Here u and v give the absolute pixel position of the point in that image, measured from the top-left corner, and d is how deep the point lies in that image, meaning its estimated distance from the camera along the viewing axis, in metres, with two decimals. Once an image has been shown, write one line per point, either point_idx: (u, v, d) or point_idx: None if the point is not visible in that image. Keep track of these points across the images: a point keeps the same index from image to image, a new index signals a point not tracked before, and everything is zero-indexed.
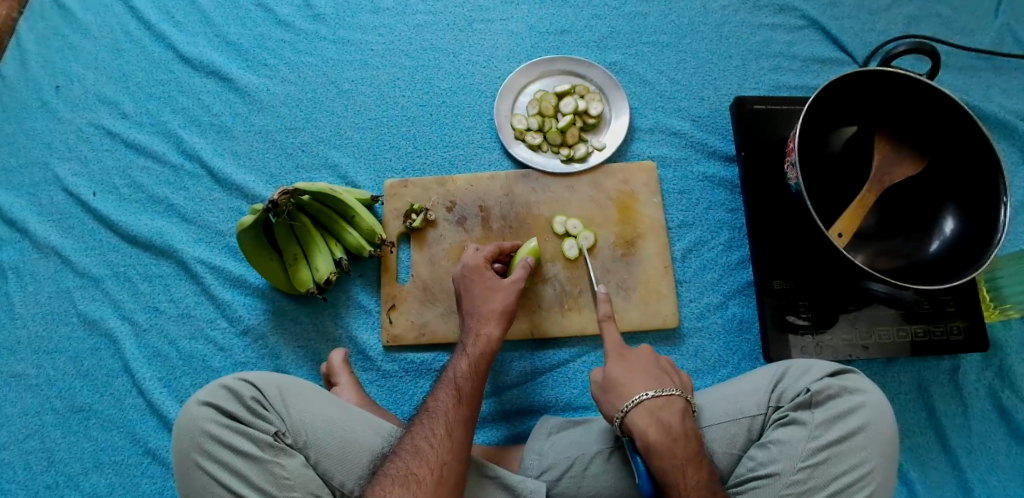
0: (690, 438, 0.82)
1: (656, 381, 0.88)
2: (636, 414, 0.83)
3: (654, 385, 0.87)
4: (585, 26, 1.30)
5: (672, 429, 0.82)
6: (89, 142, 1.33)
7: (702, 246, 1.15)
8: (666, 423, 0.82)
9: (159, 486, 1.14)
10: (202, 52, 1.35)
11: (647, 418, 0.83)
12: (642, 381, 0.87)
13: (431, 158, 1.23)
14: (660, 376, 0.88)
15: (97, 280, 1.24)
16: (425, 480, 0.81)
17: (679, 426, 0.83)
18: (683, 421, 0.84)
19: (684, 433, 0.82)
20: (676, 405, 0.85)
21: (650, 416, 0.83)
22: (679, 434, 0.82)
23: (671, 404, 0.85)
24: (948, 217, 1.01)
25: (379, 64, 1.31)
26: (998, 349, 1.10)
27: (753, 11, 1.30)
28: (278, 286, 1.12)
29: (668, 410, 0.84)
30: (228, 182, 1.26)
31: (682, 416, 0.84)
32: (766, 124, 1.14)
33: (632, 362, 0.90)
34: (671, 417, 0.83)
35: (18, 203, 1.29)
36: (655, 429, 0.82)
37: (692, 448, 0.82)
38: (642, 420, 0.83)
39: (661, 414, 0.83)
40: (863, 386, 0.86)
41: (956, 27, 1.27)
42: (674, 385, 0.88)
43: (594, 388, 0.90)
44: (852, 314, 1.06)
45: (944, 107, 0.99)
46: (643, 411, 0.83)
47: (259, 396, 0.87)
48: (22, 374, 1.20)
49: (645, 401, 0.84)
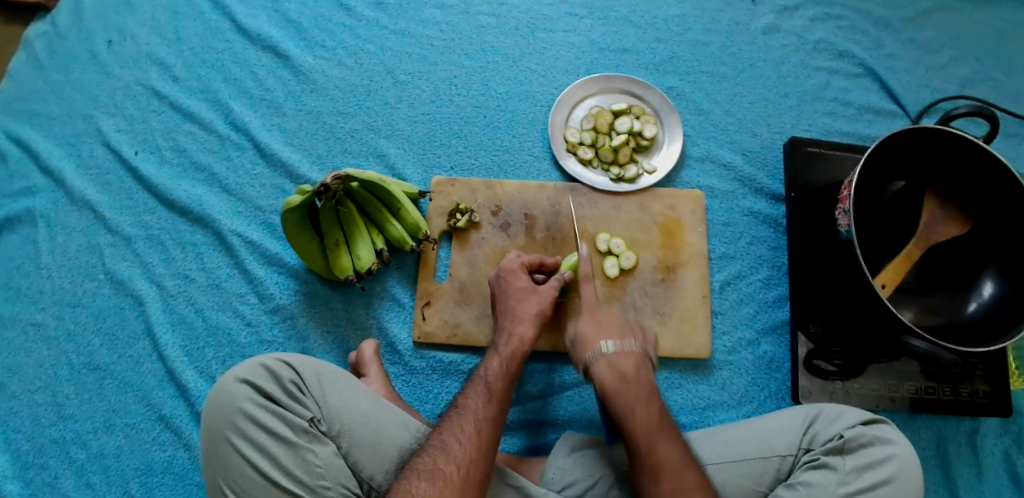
0: (642, 384, 0.90)
1: (621, 333, 0.94)
2: (596, 362, 0.91)
3: (617, 336, 0.94)
4: (646, 48, 1.32)
5: (627, 376, 0.90)
6: (136, 100, 1.32)
7: (740, 280, 1.16)
8: (621, 370, 0.90)
9: (170, 454, 1.10)
10: (261, 26, 1.35)
11: (606, 366, 0.91)
12: (607, 331, 0.94)
13: (480, 160, 1.24)
14: (626, 328, 0.95)
15: (129, 239, 1.22)
16: (451, 477, 0.79)
17: (633, 371, 0.90)
18: (640, 369, 0.91)
19: (637, 378, 0.90)
20: (633, 355, 0.92)
21: (608, 365, 0.91)
22: (632, 380, 0.90)
23: (628, 354, 0.92)
24: (987, 281, 1.02)
25: (437, 59, 1.32)
26: (1019, 415, 1.10)
27: (812, 53, 1.31)
28: (315, 269, 1.12)
29: (624, 360, 0.91)
30: (274, 157, 1.25)
31: (638, 366, 0.91)
32: (818, 168, 1.16)
33: (602, 316, 0.96)
34: (626, 365, 0.91)
35: (58, 152, 1.28)
36: (613, 376, 0.90)
37: (644, 390, 0.89)
38: (601, 367, 0.91)
39: (619, 362, 0.91)
40: (895, 438, 0.86)
41: (1009, 92, 1.29)
42: (638, 338, 0.95)
43: (568, 342, 0.98)
44: (884, 366, 1.07)
45: (993, 170, 0.99)
46: (602, 360, 0.91)
47: (297, 379, 0.87)
48: (42, 324, 1.18)
49: (606, 352, 0.91)
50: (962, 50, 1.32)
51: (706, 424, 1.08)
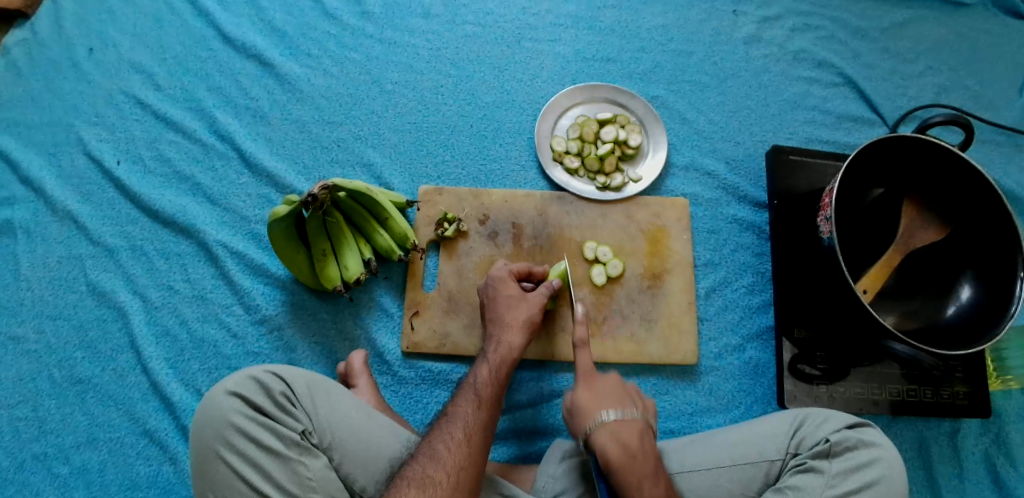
0: (648, 459, 0.84)
1: (620, 403, 0.90)
2: (597, 433, 0.86)
3: (617, 405, 0.89)
4: (631, 57, 1.34)
5: (632, 449, 0.84)
6: (118, 109, 1.31)
7: (725, 286, 1.17)
8: (625, 442, 0.84)
9: (154, 469, 1.08)
10: (245, 34, 1.35)
11: (610, 438, 0.85)
12: (606, 403, 0.90)
13: (467, 169, 1.24)
14: (625, 399, 0.91)
15: (111, 250, 1.21)
16: (442, 483, 0.79)
17: (637, 444, 0.85)
18: (644, 441, 0.86)
19: (642, 451, 0.84)
20: (635, 425, 0.87)
21: (611, 436, 0.85)
22: (637, 455, 0.84)
23: (630, 423, 0.87)
24: (965, 285, 1.05)
25: (424, 68, 1.32)
26: (996, 416, 1.13)
27: (793, 62, 1.34)
28: (303, 279, 1.11)
29: (627, 430, 0.85)
30: (259, 167, 1.24)
31: (641, 435, 0.86)
32: (800, 176, 1.18)
33: (601, 388, 0.92)
34: (630, 436, 0.85)
35: (38, 162, 1.26)
36: (616, 448, 0.83)
37: (650, 467, 0.83)
38: (603, 439, 0.85)
39: (621, 432, 0.85)
40: (879, 441, 0.88)
41: (982, 101, 1.32)
42: (638, 407, 0.91)
43: (565, 414, 0.93)
44: (867, 369, 1.09)
45: (969, 177, 1.02)
46: (603, 430, 0.86)
47: (288, 391, 0.87)
48: (22, 338, 1.16)
49: (609, 422, 0.86)
50: (937, 60, 1.35)
51: (693, 429, 1.09)
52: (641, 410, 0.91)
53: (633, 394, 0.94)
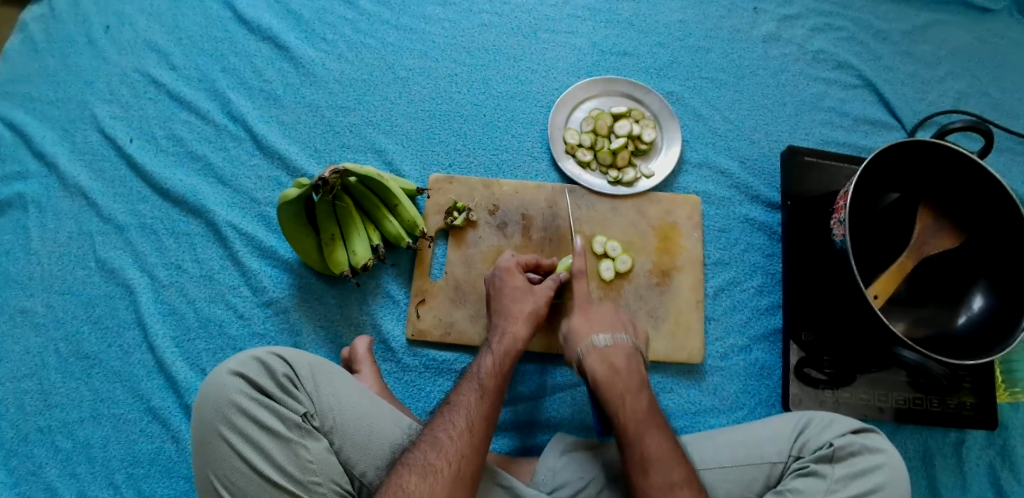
0: (634, 375, 0.91)
1: (612, 327, 0.97)
2: (587, 355, 0.93)
3: (609, 329, 0.96)
4: (647, 52, 1.32)
5: (618, 369, 0.91)
6: (132, 87, 1.31)
7: (734, 286, 1.16)
8: (612, 363, 0.92)
9: (157, 446, 1.09)
10: (261, 16, 1.34)
11: (598, 359, 0.92)
12: (597, 325, 0.96)
13: (478, 159, 1.24)
14: (617, 324, 0.97)
15: (121, 228, 1.21)
16: (443, 471, 0.79)
17: (623, 363, 0.92)
18: (631, 360, 0.93)
19: (627, 369, 0.92)
20: (624, 348, 0.94)
21: (600, 357, 0.92)
22: (623, 371, 0.91)
23: (619, 348, 0.94)
24: (977, 293, 1.03)
25: (439, 56, 1.31)
26: (1003, 428, 1.11)
27: (812, 63, 1.32)
28: (310, 263, 1.11)
29: (615, 353, 0.92)
30: (270, 149, 1.24)
31: (628, 357, 0.93)
32: (814, 177, 1.17)
33: (593, 311, 0.99)
34: (617, 357, 0.93)
35: (51, 137, 1.27)
36: (604, 368, 0.91)
37: (634, 382, 0.90)
38: (592, 359, 0.93)
39: (609, 354, 0.93)
40: (884, 447, 0.87)
41: (1003, 109, 1.30)
42: (629, 333, 0.97)
43: (562, 341, 1.01)
44: (874, 375, 1.08)
45: (988, 185, 1.00)
46: (592, 352, 0.93)
47: (291, 374, 0.87)
48: (31, 311, 1.16)
49: (597, 344, 0.93)
50: (958, 65, 1.33)
51: (696, 429, 1.08)
52: (633, 338, 0.97)
53: (628, 321, 1.01)
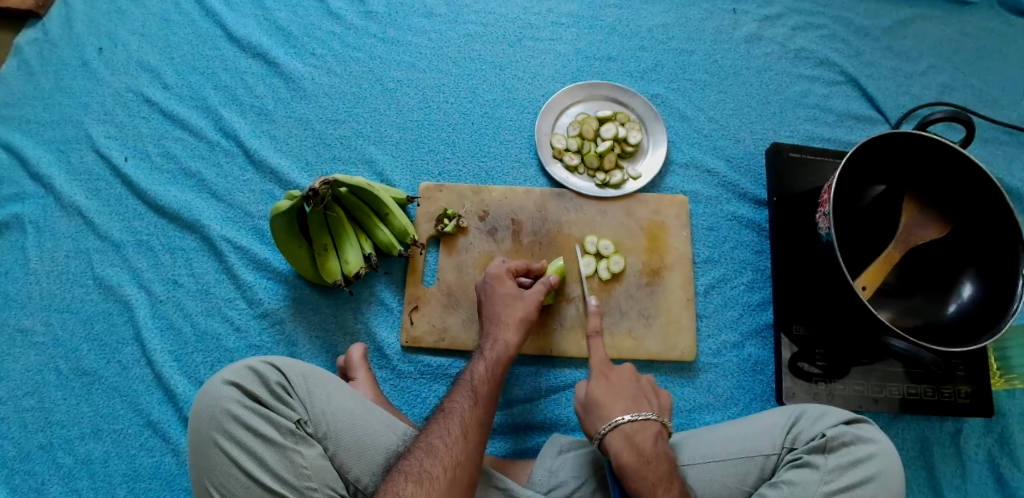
0: (663, 462, 0.85)
1: (634, 404, 0.91)
2: (611, 436, 0.87)
3: (632, 408, 0.90)
4: (631, 56, 1.34)
5: (645, 453, 0.85)
6: (126, 107, 1.33)
7: (725, 283, 1.17)
8: (638, 446, 0.85)
9: (157, 460, 1.09)
10: (251, 34, 1.37)
11: (623, 441, 0.86)
12: (621, 404, 0.90)
13: (468, 166, 1.25)
14: (640, 401, 0.92)
15: (118, 245, 1.23)
16: (438, 478, 0.80)
17: (651, 449, 0.85)
18: (658, 444, 0.87)
19: (656, 456, 0.85)
20: (650, 427, 0.88)
21: (625, 439, 0.86)
22: (651, 456, 0.85)
23: (645, 426, 0.88)
24: (967, 282, 1.03)
25: (426, 67, 1.33)
26: (1000, 416, 1.11)
27: (795, 60, 1.34)
28: (304, 273, 1.12)
29: (642, 435, 0.86)
30: (263, 164, 1.26)
31: (655, 438, 0.87)
32: (800, 173, 1.18)
33: (614, 384, 0.93)
34: (645, 440, 0.86)
35: (47, 158, 1.29)
36: (630, 453, 0.85)
37: (664, 471, 0.84)
38: (617, 442, 0.86)
39: (635, 436, 0.86)
40: (876, 437, 0.87)
41: (986, 100, 1.31)
42: (652, 408, 0.91)
43: (577, 409, 0.94)
44: (866, 367, 1.08)
45: (971, 175, 1.01)
46: (617, 433, 0.87)
47: (284, 381, 0.88)
48: (30, 330, 1.17)
49: (622, 424, 0.87)
50: (940, 58, 1.35)
51: (691, 426, 1.08)
52: (656, 411, 0.91)
53: (648, 390, 0.95)
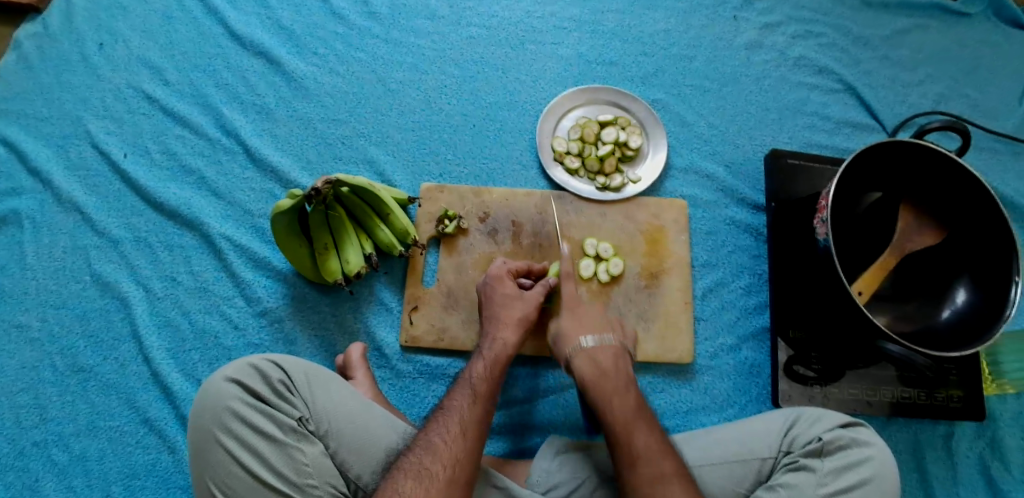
0: (621, 375, 0.93)
1: (598, 327, 0.99)
2: (575, 356, 0.95)
3: (595, 330, 0.98)
4: (632, 61, 1.35)
5: (606, 369, 0.93)
6: (126, 103, 1.33)
7: (722, 287, 1.18)
8: (600, 363, 0.93)
9: (152, 458, 1.09)
10: (254, 32, 1.37)
11: (586, 360, 0.94)
12: (584, 326, 0.98)
13: (469, 168, 1.26)
14: (604, 324, 0.99)
15: (116, 241, 1.22)
16: (438, 476, 0.80)
17: (611, 365, 0.93)
18: (618, 362, 0.94)
19: (616, 371, 0.93)
20: (610, 349, 0.96)
21: (587, 358, 0.94)
22: (609, 371, 0.93)
23: (606, 347, 0.95)
24: (960, 289, 1.05)
25: (428, 69, 1.34)
26: (991, 420, 1.12)
27: (793, 68, 1.36)
28: (304, 272, 1.12)
29: (603, 353, 0.94)
30: (264, 162, 1.26)
31: (616, 357, 0.95)
32: (798, 179, 1.20)
33: (581, 313, 1.00)
34: (605, 358, 0.94)
35: (46, 153, 1.28)
36: (593, 369, 0.93)
37: (621, 381, 0.92)
38: (579, 360, 0.94)
39: (597, 355, 0.94)
40: (873, 441, 0.88)
41: (981, 110, 1.33)
42: (615, 332, 0.99)
43: (550, 341, 1.02)
44: (862, 371, 1.09)
45: (966, 183, 1.02)
46: (581, 353, 0.95)
47: (286, 379, 0.88)
48: (26, 326, 1.17)
49: (585, 345, 0.95)
50: (937, 68, 1.37)
51: (688, 428, 1.09)
52: (619, 337, 0.99)
53: (614, 321, 1.02)
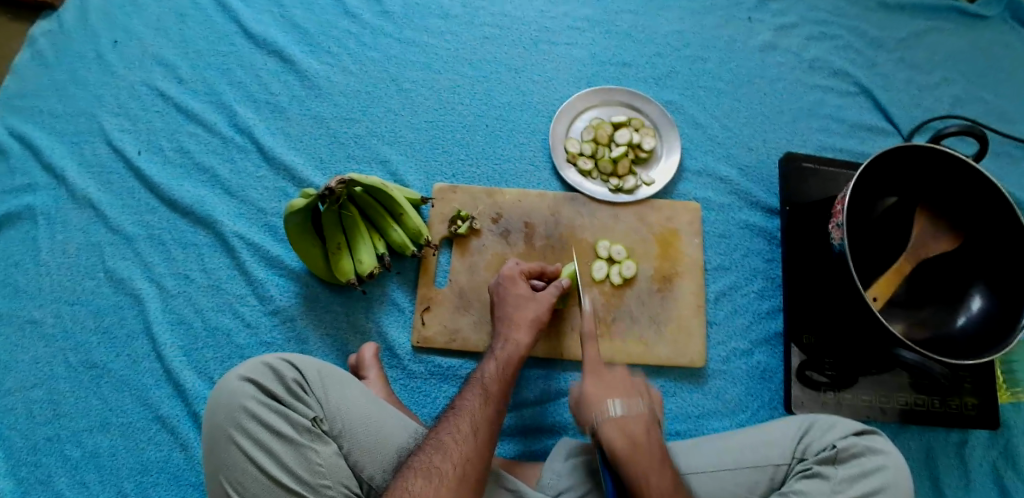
0: (656, 451, 0.83)
1: (626, 394, 0.89)
2: (604, 424, 0.85)
3: (623, 397, 0.88)
4: (646, 62, 1.35)
5: (638, 442, 0.83)
6: (140, 101, 1.33)
7: (735, 291, 1.18)
8: (632, 434, 0.84)
9: (165, 455, 1.10)
10: (267, 31, 1.37)
11: (615, 428, 0.84)
12: (612, 392, 0.89)
13: (481, 168, 1.26)
14: (632, 389, 0.90)
15: (130, 238, 1.23)
16: (448, 474, 0.80)
17: (643, 437, 0.84)
18: (650, 433, 0.85)
19: (649, 443, 0.84)
20: (642, 417, 0.86)
21: (618, 427, 0.84)
22: (643, 446, 0.83)
23: (637, 415, 0.86)
24: (976, 295, 1.04)
25: (441, 68, 1.34)
26: (1005, 429, 1.12)
27: (808, 71, 1.35)
28: (316, 271, 1.13)
29: (634, 422, 0.85)
30: (277, 161, 1.26)
31: (648, 427, 0.86)
32: (812, 183, 1.19)
33: (607, 379, 0.91)
34: (636, 429, 0.85)
35: (60, 150, 1.29)
36: (623, 439, 0.83)
37: (656, 458, 0.83)
38: (608, 429, 0.84)
39: (628, 426, 0.84)
40: (887, 449, 0.88)
41: (998, 114, 1.32)
42: (645, 399, 0.90)
43: (570, 403, 0.92)
44: (875, 377, 1.09)
45: (984, 187, 1.01)
46: (610, 422, 0.85)
47: (301, 379, 0.88)
48: (40, 322, 1.17)
49: (614, 411, 0.85)
50: (953, 71, 1.35)
51: (699, 433, 1.09)
52: (649, 401, 0.90)
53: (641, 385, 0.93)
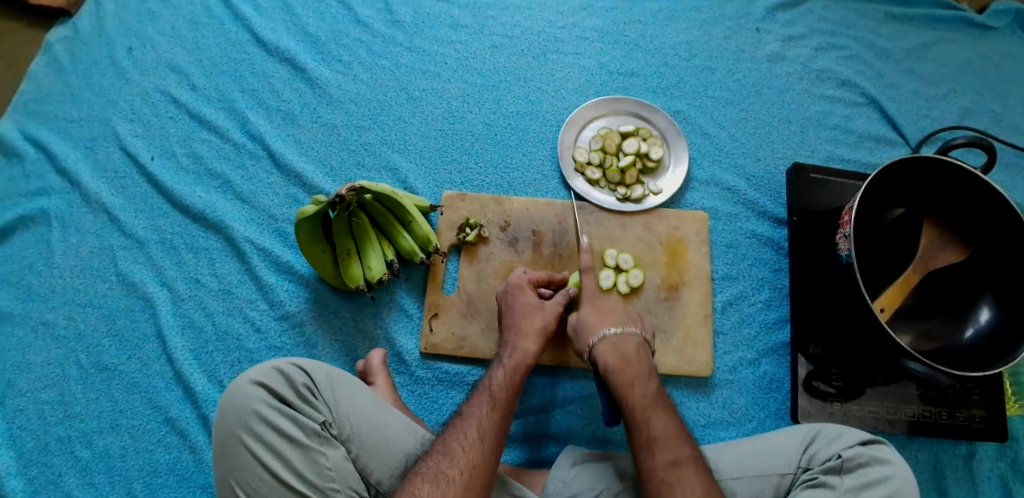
0: (643, 366, 0.94)
1: (621, 322, 1.00)
2: (598, 346, 0.96)
3: (617, 324, 0.98)
4: (654, 72, 1.36)
5: (628, 357, 0.94)
6: (154, 107, 1.35)
7: (742, 301, 1.18)
8: (622, 352, 0.95)
9: (174, 457, 1.11)
10: (280, 39, 1.39)
11: (609, 348, 0.95)
12: (608, 319, 0.99)
13: (490, 177, 1.27)
14: (627, 319, 1.00)
15: (142, 242, 1.24)
16: (454, 480, 0.80)
17: (633, 354, 0.95)
18: (639, 353, 0.96)
19: (637, 360, 0.94)
20: (632, 340, 0.97)
21: (611, 346, 0.95)
22: (632, 361, 0.94)
23: (628, 340, 0.97)
24: (984, 307, 1.04)
25: (451, 77, 1.35)
26: (1014, 441, 1.11)
27: (816, 81, 1.35)
28: (326, 277, 1.14)
29: (625, 343, 0.96)
30: (288, 168, 1.28)
31: (637, 349, 0.96)
32: (819, 193, 1.19)
33: (605, 307, 1.01)
34: (627, 349, 0.96)
35: (75, 155, 1.31)
36: (616, 357, 0.94)
37: (643, 370, 0.94)
38: (602, 350, 0.96)
39: (620, 345, 0.96)
40: (893, 460, 0.87)
41: (1007, 125, 1.32)
42: (636, 327, 1.00)
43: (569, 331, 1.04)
44: (882, 388, 1.08)
45: (991, 200, 1.01)
46: (603, 343, 0.96)
47: (310, 383, 0.89)
48: (52, 324, 1.19)
49: (608, 334, 0.96)
50: (962, 82, 1.36)
51: (705, 442, 1.09)
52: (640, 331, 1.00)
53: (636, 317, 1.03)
